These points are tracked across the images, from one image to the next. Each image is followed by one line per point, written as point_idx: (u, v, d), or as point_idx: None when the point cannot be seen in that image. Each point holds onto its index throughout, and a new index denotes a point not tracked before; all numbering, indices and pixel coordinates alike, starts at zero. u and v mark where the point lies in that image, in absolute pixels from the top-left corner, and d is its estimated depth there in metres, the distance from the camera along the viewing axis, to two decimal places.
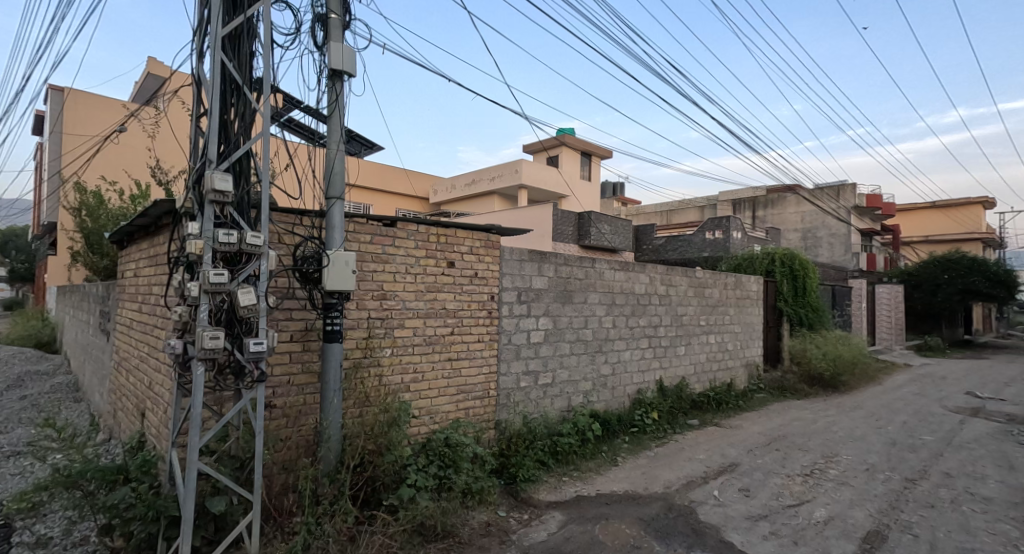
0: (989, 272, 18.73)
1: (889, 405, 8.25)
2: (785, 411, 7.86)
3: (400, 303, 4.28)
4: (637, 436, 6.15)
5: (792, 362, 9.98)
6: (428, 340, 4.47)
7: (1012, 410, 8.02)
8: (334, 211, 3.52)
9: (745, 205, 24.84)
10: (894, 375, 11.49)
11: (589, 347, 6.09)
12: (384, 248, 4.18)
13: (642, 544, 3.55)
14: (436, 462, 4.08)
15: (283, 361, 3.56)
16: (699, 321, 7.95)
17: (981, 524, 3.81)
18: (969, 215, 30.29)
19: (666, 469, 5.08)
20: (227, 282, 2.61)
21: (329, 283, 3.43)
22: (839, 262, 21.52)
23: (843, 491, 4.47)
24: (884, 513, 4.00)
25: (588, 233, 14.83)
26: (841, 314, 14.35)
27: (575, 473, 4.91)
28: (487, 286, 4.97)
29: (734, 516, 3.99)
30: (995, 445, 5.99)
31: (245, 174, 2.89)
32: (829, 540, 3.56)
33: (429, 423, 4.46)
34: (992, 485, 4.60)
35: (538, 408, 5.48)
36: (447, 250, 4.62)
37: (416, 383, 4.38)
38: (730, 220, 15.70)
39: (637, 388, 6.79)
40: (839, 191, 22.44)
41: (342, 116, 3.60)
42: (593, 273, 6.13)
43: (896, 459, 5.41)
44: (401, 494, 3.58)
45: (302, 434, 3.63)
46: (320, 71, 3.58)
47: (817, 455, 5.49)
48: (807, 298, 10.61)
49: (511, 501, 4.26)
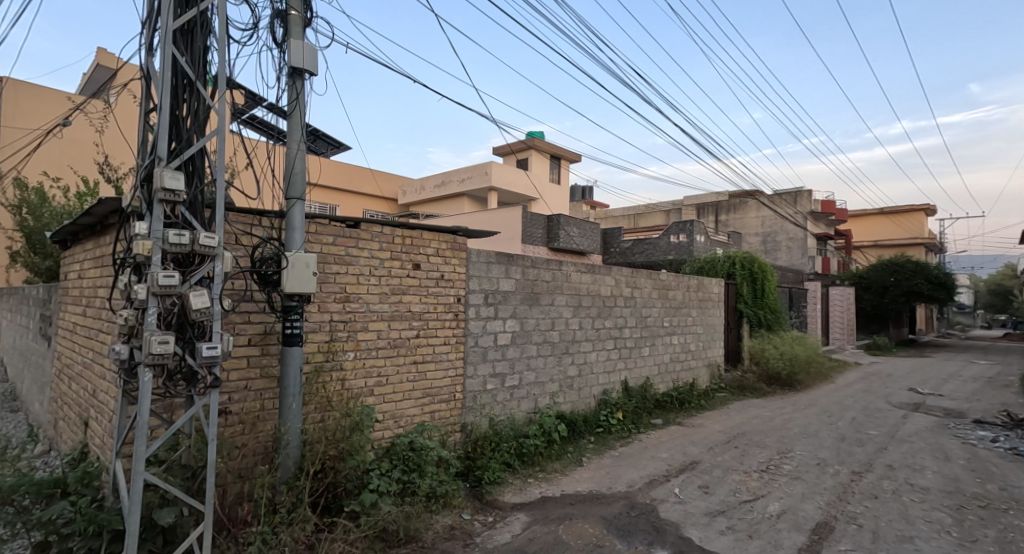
0: (931, 275, 19.82)
1: (840, 402, 8.61)
2: (744, 409, 8.11)
3: (364, 305, 4.22)
4: (602, 436, 6.23)
5: (751, 361, 10.31)
6: (392, 343, 4.41)
7: (950, 405, 8.50)
8: (295, 212, 3.46)
9: (708, 210, 25.55)
10: (846, 373, 12.00)
11: (556, 348, 6.15)
12: (347, 249, 4.12)
13: (604, 543, 3.59)
14: (400, 467, 4.04)
15: (240, 366, 3.45)
16: (663, 322, 8.12)
17: (919, 512, 4.02)
18: (913, 221, 31.93)
19: (629, 469, 5.15)
20: (177, 283, 2.52)
21: (289, 285, 3.36)
22: (796, 265, 22.33)
23: (795, 485, 4.64)
24: (833, 505, 4.18)
25: (556, 236, 14.96)
26: (797, 315, 14.91)
27: (540, 474, 4.93)
28: (453, 288, 4.95)
29: (693, 513, 4.09)
30: (934, 438, 6.32)
31: (199, 173, 2.77)
32: (781, 533, 3.69)
33: (393, 427, 4.40)
34: (929, 476, 4.87)
35: (505, 410, 5.48)
36: (412, 252, 4.58)
37: (380, 387, 4.32)
38: (694, 224, 16.12)
39: (603, 389, 6.89)
40: (796, 198, 23.37)
41: (303, 115, 3.53)
42: (560, 275, 6.19)
43: (845, 453, 5.66)
44: (362, 499, 3.51)
45: (259, 441, 3.53)
46: (280, 69, 3.51)
47: (773, 451, 5.68)
48: (765, 300, 10.97)
49: (476, 503, 4.25)
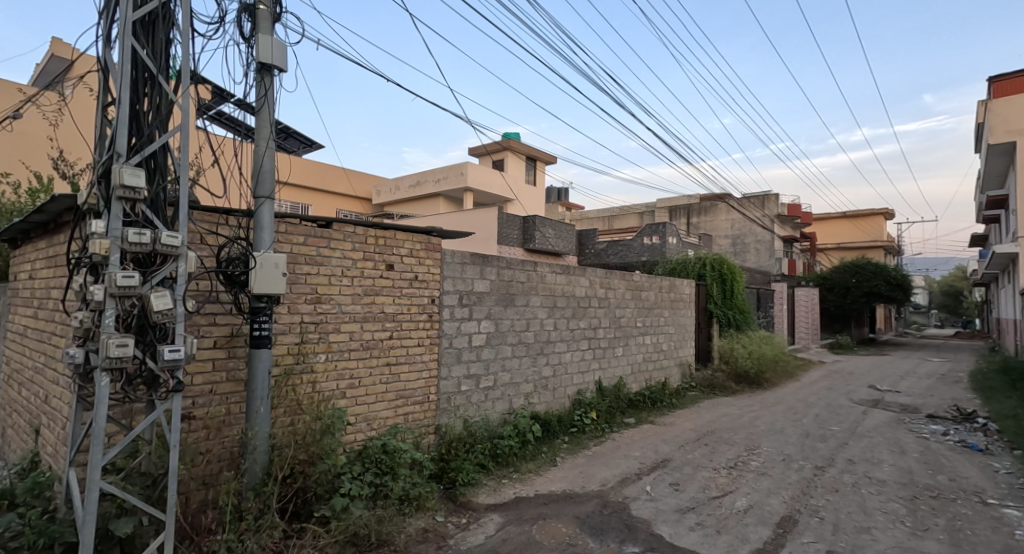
0: (889, 276, 20.63)
1: (804, 399, 8.87)
2: (714, 407, 8.27)
3: (335, 307, 4.17)
4: (576, 436, 6.28)
5: (721, 361, 10.53)
6: (364, 344, 4.36)
7: (906, 401, 8.84)
8: (263, 211, 3.39)
9: (681, 213, 26.01)
10: (811, 371, 12.37)
11: (531, 349, 6.17)
12: (319, 250, 4.06)
13: (577, 542, 3.62)
14: (372, 470, 4.00)
15: (204, 369, 3.37)
16: (636, 322, 8.22)
17: (876, 504, 4.17)
18: (872, 224, 33.16)
19: (602, 468, 5.20)
20: (138, 284, 2.44)
21: (256, 286, 3.29)
22: (764, 266, 22.93)
23: (762, 481, 4.75)
24: (796, 499, 4.30)
25: (532, 237, 15.02)
26: (764, 315, 15.32)
27: (514, 475, 4.94)
28: (427, 289, 4.92)
29: (664, 510, 4.15)
30: (891, 433, 6.57)
31: (161, 170, 2.69)
32: (748, 527, 3.78)
33: (366, 430, 4.35)
34: (886, 469, 5.06)
35: (479, 411, 5.47)
36: (386, 252, 4.54)
37: (352, 389, 4.26)
38: (666, 226, 16.40)
39: (577, 389, 6.93)
40: (764, 201, 24.00)
41: (271, 112, 3.47)
42: (535, 276, 6.22)
43: (809, 448, 5.83)
44: (333, 504, 3.47)
45: (225, 446, 3.45)
46: (247, 64, 3.43)
47: (741, 448, 5.82)
48: (734, 301, 11.22)
49: (450, 506, 4.23)
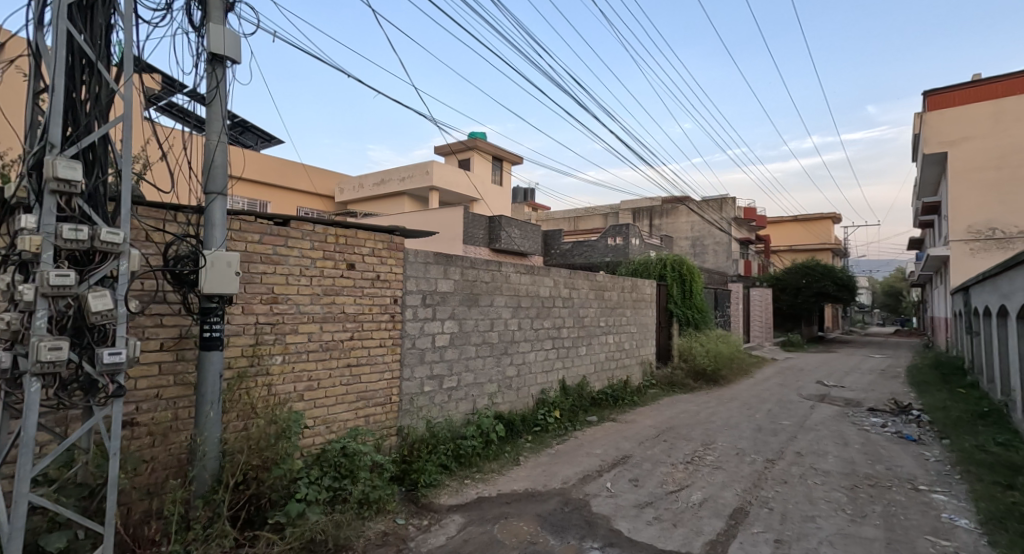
0: (837, 277, 21.65)
1: (758, 395, 9.19)
2: (674, 404, 8.47)
3: (293, 307, 4.06)
4: (539, 434, 6.31)
5: (681, 358, 10.79)
6: (324, 346, 4.26)
7: (851, 395, 9.28)
8: (215, 208, 3.28)
9: (643, 214, 26.55)
10: (764, 368, 12.84)
11: (495, 349, 6.17)
12: (275, 248, 3.95)
13: (538, 540, 3.64)
14: (330, 474, 3.91)
15: (150, 373, 3.22)
16: (599, 322, 8.33)
17: (821, 494, 4.35)
18: (822, 228, 34.71)
19: (564, 465, 5.26)
20: (73, 283, 2.31)
21: (207, 286, 3.17)
22: (722, 267, 23.63)
23: (716, 474, 4.90)
24: (748, 491, 4.45)
25: (497, 237, 15.02)
26: (722, 314, 15.80)
27: (477, 475, 4.92)
28: (390, 288, 4.85)
29: (623, 505, 4.22)
30: (836, 426, 6.88)
31: (100, 163, 2.56)
32: (702, 520, 3.89)
33: (324, 433, 4.26)
34: (831, 460, 5.30)
35: (443, 412, 5.44)
36: (346, 251, 4.45)
37: (310, 391, 4.16)
38: (629, 227, 16.69)
39: (541, 388, 6.97)
40: (722, 204, 24.74)
41: (224, 105, 3.35)
42: (499, 276, 6.22)
43: (761, 442, 6.05)
44: (288, 509, 3.38)
45: (171, 453, 3.30)
46: (197, 55, 3.31)
47: (698, 443, 5.98)
48: (693, 301, 11.52)
49: (411, 508, 4.18)
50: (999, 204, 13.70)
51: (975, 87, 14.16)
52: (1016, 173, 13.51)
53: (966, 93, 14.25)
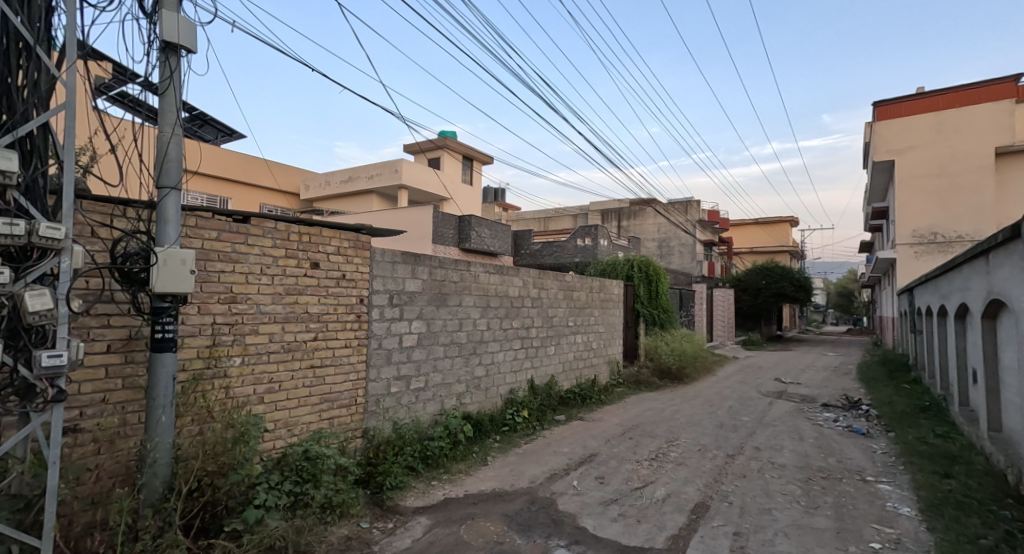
0: (795, 278, 22.43)
1: (720, 393, 9.42)
2: (640, 402, 8.59)
3: (254, 307, 3.93)
4: (507, 434, 6.30)
5: (647, 357, 10.96)
6: (286, 347, 4.14)
7: (807, 392, 9.62)
8: (168, 203, 3.14)
9: (612, 216, 26.90)
10: (726, 366, 13.18)
11: (463, 349, 6.13)
12: (234, 246, 3.82)
13: (504, 540, 3.63)
14: (291, 478, 3.81)
15: (96, 377, 3.06)
16: (568, 322, 8.38)
17: (778, 487, 4.49)
18: (781, 231, 35.93)
19: (532, 464, 5.26)
20: (7, 281, 2.17)
21: (159, 285, 3.03)
22: (687, 268, 24.13)
23: (680, 470, 4.99)
24: (709, 486, 4.54)
25: (467, 236, 14.95)
26: (686, 314, 16.14)
27: (444, 476, 4.87)
28: (356, 288, 4.75)
29: (589, 503, 4.25)
30: (793, 421, 7.11)
31: (39, 153, 2.41)
32: (665, 515, 3.95)
33: (286, 436, 4.14)
34: (787, 454, 5.47)
35: (410, 413, 5.36)
36: (310, 249, 4.34)
37: (271, 394, 4.04)
38: (598, 228, 16.87)
39: (510, 388, 6.96)
40: (687, 207, 25.30)
41: (178, 95, 3.21)
42: (468, 276, 6.18)
43: (722, 438, 6.19)
44: (246, 516, 3.27)
45: (118, 461, 3.15)
46: (149, 42, 3.16)
47: (662, 440, 6.08)
48: (659, 301, 11.73)
49: (376, 511, 4.10)
50: (941, 209, 14.44)
51: (920, 99, 14.87)
52: (956, 180, 14.25)
53: (912, 104, 14.94)
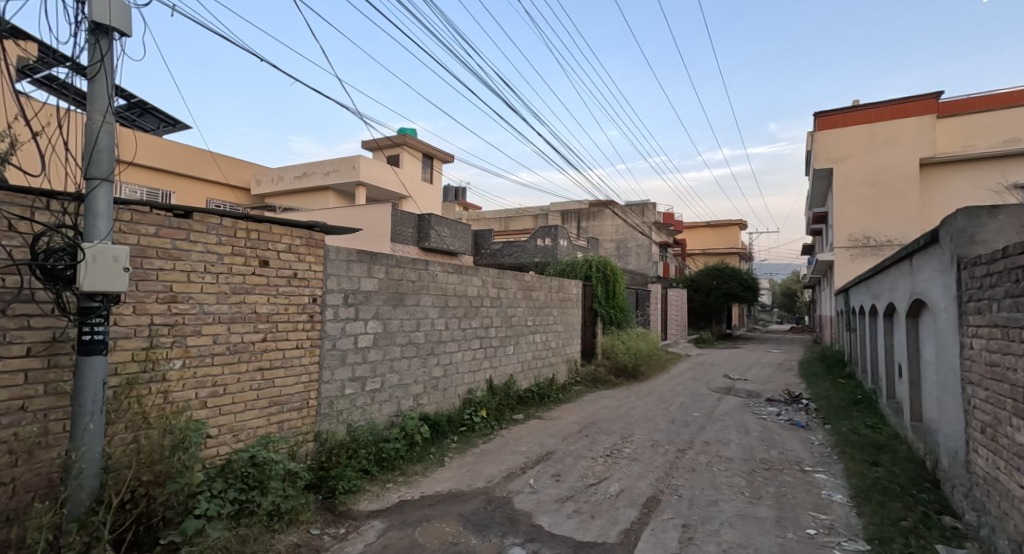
0: (743, 279, 23.33)
1: (673, 390, 9.66)
2: (597, 400, 8.70)
3: (196, 307, 3.74)
4: (465, 434, 6.24)
5: (604, 356, 11.11)
6: (232, 348, 3.96)
7: (754, 387, 9.99)
8: (99, 195, 2.94)
9: (571, 217, 27.17)
10: (679, 364, 13.54)
11: (421, 349, 6.03)
12: (175, 243, 3.62)
13: (459, 541, 3.59)
14: (236, 486, 3.66)
15: (13, 382, 2.83)
16: (527, 321, 8.40)
17: (724, 479, 4.63)
18: (731, 234, 37.29)
19: (489, 464, 5.24)
20: None
21: (87, 284, 2.81)
22: (643, 269, 24.66)
23: (633, 466, 5.07)
24: (661, 480, 4.63)
25: (427, 235, 14.76)
26: (642, 313, 16.49)
27: (400, 478, 4.77)
28: (308, 287, 4.59)
29: (545, 500, 4.26)
30: (740, 415, 7.37)
31: None
32: (618, 510, 4.01)
33: (231, 442, 3.94)
34: (734, 447, 5.67)
35: (365, 415, 5.23)
36: (259, 247, 4.16)
37: (215, 398, 3.84)
38: (558, 229, 17.01)
39: (468, 388, 6.91)
40: (644, 209, 25.89)
41: (110, 80, 3.01)
42: (426, 275, 6.09)
43: (674, 433, 6.35)
44: (184, 527, 3.11)
45: (39, 473, 2.92)
46: (78, 23, 2.94)
47: (617, 437, 6.17)
48: (616, 301, 11.91)
49: (328, 517, 3.96)
50: (873, 216, 15.28)
51: (857, 112, 15.87)
52: (886, 189, 15.10)
53: (850, 116, 15.98)
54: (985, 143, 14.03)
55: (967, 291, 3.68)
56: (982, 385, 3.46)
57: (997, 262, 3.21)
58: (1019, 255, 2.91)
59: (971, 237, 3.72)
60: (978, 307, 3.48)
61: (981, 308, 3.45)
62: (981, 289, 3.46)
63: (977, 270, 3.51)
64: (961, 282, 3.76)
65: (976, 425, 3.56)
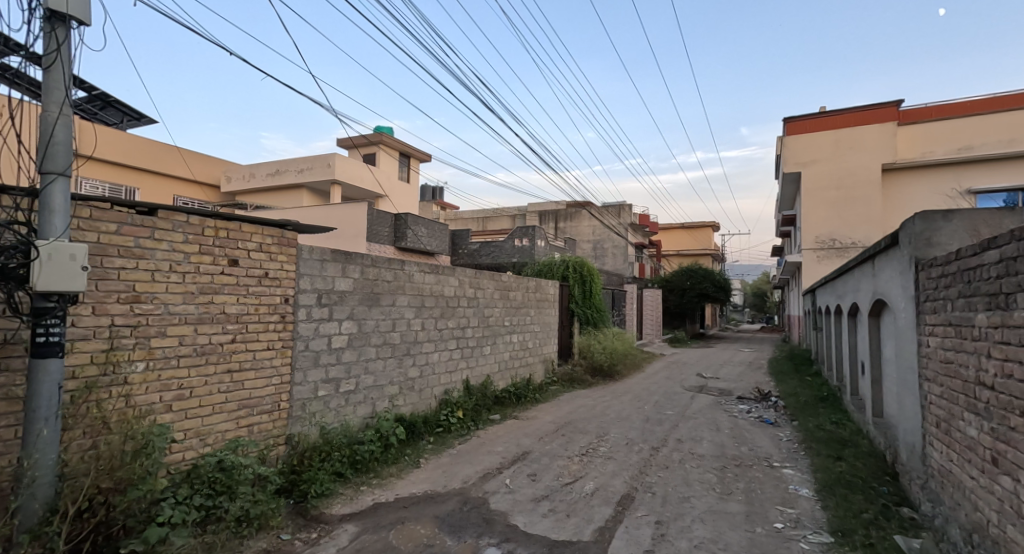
0: (716, 280, 23.74)
1: (648, 389, 9.76)
2: (573, 400, 8.73)
3: (161, 307, 3.61)
4: (441, 435, 6.18)
5: (580, 355, 11.15)
6: (198, 350, 3.83)
7: (726, 386, 10.16)
8: (55, 191, 2.81)
9: (549, 217, 27.25)
10: (654, 363, 13.69)
11: (397, 350, 5.96)
12: (138, 241, 3.49)
13: (433, 542, 3.54)
14: (202, 492, 3.55)
15: None
16: (504, 322, 8.37)
17: (697, 476, 4.68)
18: (704, 235, 37.92)
19: (466, 465, 5.20)
20: None
21: (41, 283, 2.69)
22: (619, 269, 24.87)
23: (608, 464, 5.09)
24: (635, 478, 4.66)
25: (403, 235, 14.60)
26: (618, 314, 16.63)
27: (374, 481, 4.69)
28: (280, 287, 4.48)
29: (521, 500, 4.24)
30: (712, 413, 7.47)
31: None
32: (593, 508, 4.02)
33: (197, 447, 3.81)
34: (706, 444, 5.74)
35: (339, 417, 5.13)
36: (228, 245, 4.04)
37: (180, 401, 3.71)
38: (535, 230, 17.03)
39: (444, 389, 6.85)
40: (620, 211, 26.14)
41: (67, 70, 2.88)
42: (402, 275, 6.01)
43: (648, 431, 6.40)
44: (146, 536, 3.00)
45: None
46: (32, 10, 2.81)
47: (593, 436, 6.19)
48: (593, 301, 11.97)
49: (299, 521, 3.87)
50: (839, 218, 15.71)
51: (823, 118, 16.14)
52: (851, 193, 15.54)
53: (816, 122, 16.23)
54: (942, 151, 14.58)
55: (924, 292, 3.80)
56: (937, 381, 3.58)
57: (951, 263, 3.32)
58: (972, 257, 3.02)
59: (927, 240, 3.85)
60: (933, 307, 3.60)
61: (937, 307, 3.56)
62: (936, 289, 3.57)
63: (933, 271, 3.63)
64: (919, 283, 3.88)
65: (932, 420, 3.67)
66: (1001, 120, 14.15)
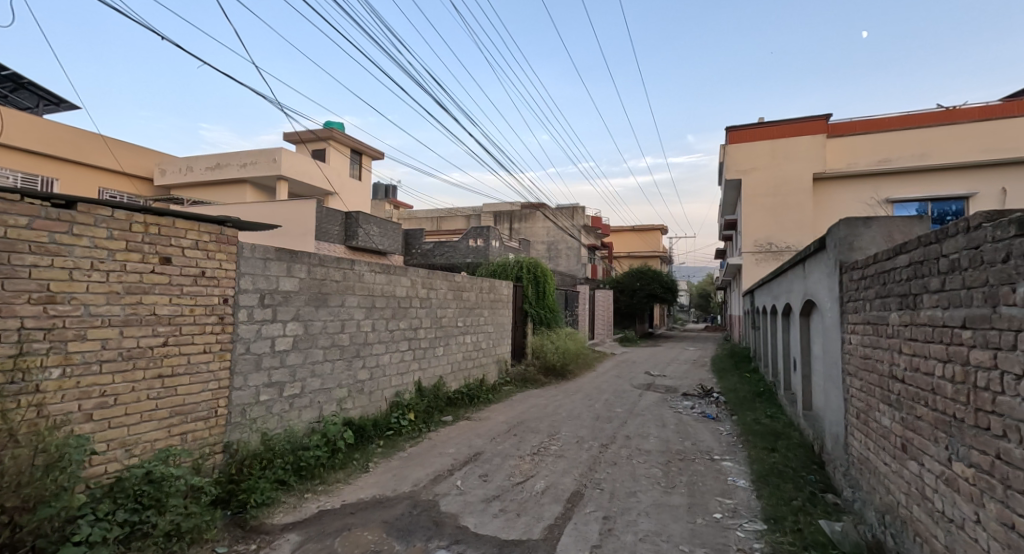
0: (664, 281, 24.42)
1: (599, 387, 9.89)
2: (526, 399, 8.72)
3: (80, 308, 3.32)
4: (392, 438, 6.01)
5: (533, 355, 11.18)
6: (125, 354, 3.55)
7: (673, 383, 10.43)
8: None
9: (503, 218, 27.26)
10: (605, 362, 13.88)
11: (345, 352, 5.76)
12: (53, 236, 3.20)
13: (382, 548, 3.42)
14: (127, 506, 3.29)
15: None
16: (457, 322, 8.27)
17: (643, 471, 4.76)
18: (654, 238, 38.98)
19: (416, 468, 5.07)
20: None
21: None
22: (572, 270, 25.17)
23: (559, 462, 5.11)
24: (585, 475, 4.69)
25: (354, 234, 14.19)
26: (570, 314, 16.80)
27: (319, 488, 4.50)
28: (218, 287, 4.22)
29: (472, 501, 4.18)
30: (659, 410, 7.64)
31: None
32: (543, 506, 4.00)
33: (123, 458, 3.52)
34: (653, 440, 5.85)
35: (282, 422, 4.90)
36: (159, 242, 3.77)
37: (103, 409, 3.42)
38: (490, 230, 16.97)
39: (395, 391, 6.68)
40: (573, 212, 26.46)
41: None
42: (352, 275, 5.82)
43: (598, 429, 6.46)
44: None
45: None
46: None
47: (544, 435, 6.19)
48: (546, 301, 12.04)
49: (236, 533, 3.65)
50: (775, 222, 16.46)
51: (762, 128, 16.85)
52: (786, 199, 16.32)
53: (756, 132, 16.93)
54: (865, 161, 15.65)
55: (847, 293, 4.00)
56: (857, 375, 3.77)
57: (870, 266, 3.50)
58: (887, 261, 3.19)
59: (850, 245, 4.05)
60: (855, 307, 3.79)
61: (858, 307, 3.75)
62: (857, 290, 3.76)
63: (855, 273, 3.82)
64: (843, 286, 4.07)
65: (853, 411, 3.87)
66: (917, 135, 15.22)
